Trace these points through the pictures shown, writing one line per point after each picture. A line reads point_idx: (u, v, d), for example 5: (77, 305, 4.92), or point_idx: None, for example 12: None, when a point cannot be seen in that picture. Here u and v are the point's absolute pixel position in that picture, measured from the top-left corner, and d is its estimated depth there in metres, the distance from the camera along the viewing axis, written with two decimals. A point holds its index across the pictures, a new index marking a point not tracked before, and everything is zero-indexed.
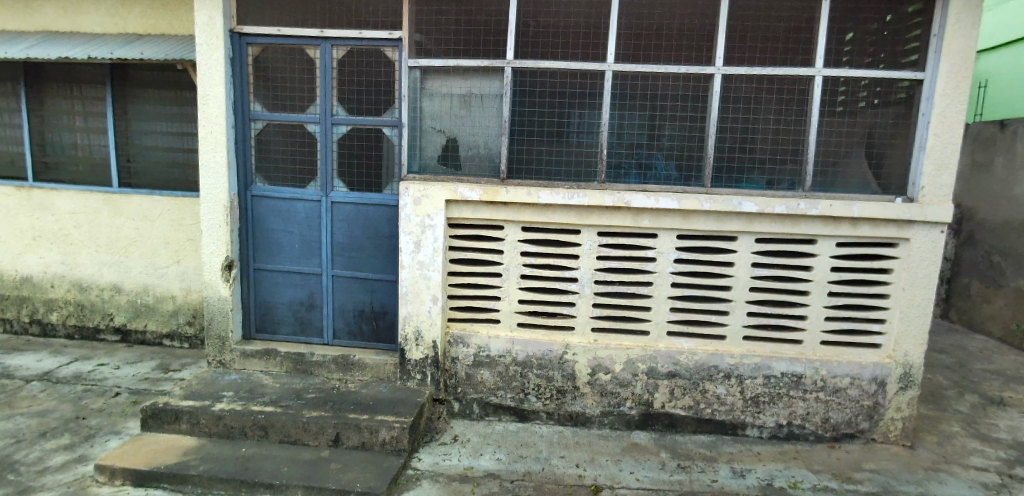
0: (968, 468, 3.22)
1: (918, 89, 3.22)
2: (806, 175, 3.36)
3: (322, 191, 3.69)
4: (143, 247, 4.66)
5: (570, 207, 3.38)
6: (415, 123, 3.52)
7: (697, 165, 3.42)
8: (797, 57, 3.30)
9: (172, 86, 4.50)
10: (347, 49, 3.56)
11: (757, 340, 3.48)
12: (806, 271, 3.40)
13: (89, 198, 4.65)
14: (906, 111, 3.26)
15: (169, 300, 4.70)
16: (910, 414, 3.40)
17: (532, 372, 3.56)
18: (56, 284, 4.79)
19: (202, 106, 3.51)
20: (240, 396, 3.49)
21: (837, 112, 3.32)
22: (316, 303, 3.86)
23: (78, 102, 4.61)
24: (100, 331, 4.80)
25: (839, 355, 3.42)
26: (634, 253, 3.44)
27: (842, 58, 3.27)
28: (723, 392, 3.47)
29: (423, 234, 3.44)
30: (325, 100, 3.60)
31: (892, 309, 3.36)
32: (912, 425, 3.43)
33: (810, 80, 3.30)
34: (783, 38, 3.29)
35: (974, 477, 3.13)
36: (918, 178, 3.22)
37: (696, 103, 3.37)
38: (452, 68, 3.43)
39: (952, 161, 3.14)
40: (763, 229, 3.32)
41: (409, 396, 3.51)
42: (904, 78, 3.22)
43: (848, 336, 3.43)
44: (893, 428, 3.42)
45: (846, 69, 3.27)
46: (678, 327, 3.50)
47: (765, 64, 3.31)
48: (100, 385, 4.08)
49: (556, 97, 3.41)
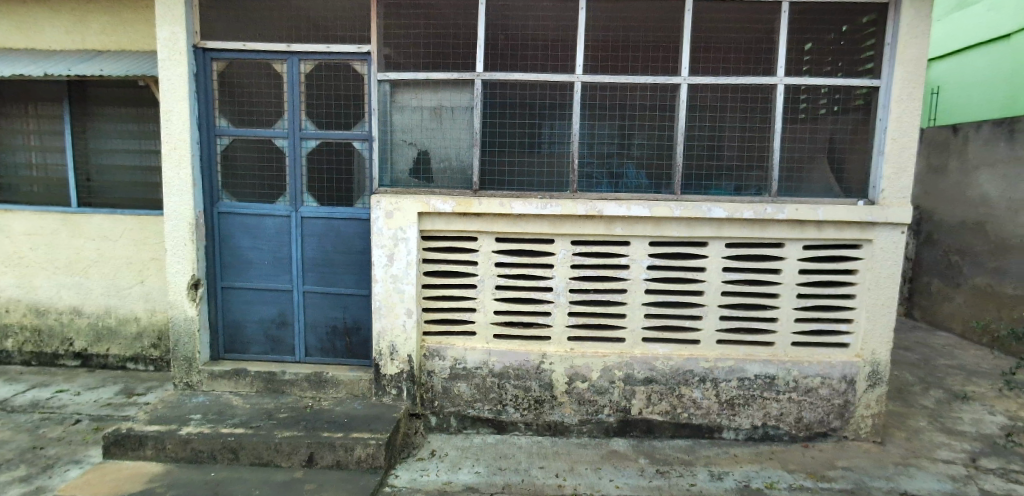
0: (935, 461, 3.30)
1: (874, 96, 3.34)
2: (772, 181, 3.45)
3: (292, 206, 3.63)
4: (105, 267, 4.50)
5: (543, 217, 3.39)
6: (386, 136, 3.50)
7: (667, 173, 3.47)
8: (759, 67, 3.40)
9: (133, 103, 4.38)
10: (315, 62, 3.52)
11: (730, 344, 3.53)
12: (775, 274, 3.47)
13: (46, 218, 4.48)
14: (864, 117, 3.38)
15: (133, 322, 4.55)
16: (879, 411, 3.48)
17: (510, 383, 3.54)
18: (11, 309, 4.59)
19: (165, 121, 3.43)
20: (209, 418, 3.38)
21: (798, 118, 3.42)
22: (287, 320, 3.77)
23: (33, 119, 4.46)
24: (60, 356, 4.61)
25: (810, 356, 3.49)
26: (607, 261, 3.46)
27: (801, 66, 3.38)
28: (698, 396, 3.50)
29: (396, 247, 3.40)
30: (293, 114, 3.56)
31: (858, 309, 3.44)
32: (881, 422, 3.51)
33: (772, 89, 3.39)
34: (745, 48, 3.39)
35: (941, 470, 3.21)
36: (877, 181, 3.33)
37: (663, 112, 3.43)
38: (422, 80, 3.43)
39: (908, 165, 3.26)
40: (732, 234, 3.39)
41: (385, 412, 3.45)
42: (861, 85, 3.34)
43: (817, 337, 3.50)
44: (864, 425, 3.49)
45: (805, 78, 3.37)
46: (653, 333, 3.52)
47: (730, 74, 3.39)
48: (60, 413, 3.90)
49: (526, 109, 3.43)
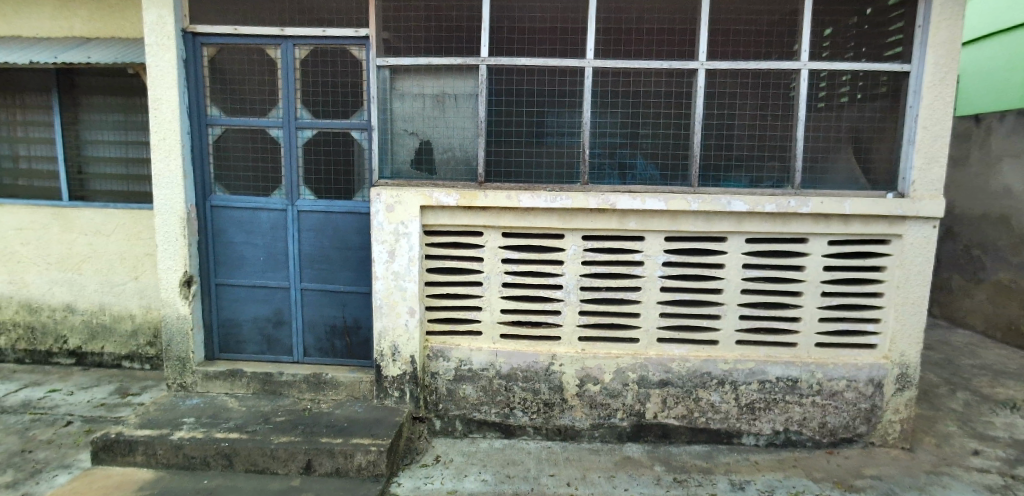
0: (968, 470, 3.11)
1: (904, 82, 3.12)
2: (795, 172, 3.24)
3: (288, 199, 3.46)
4: (98, 263, 4.35)
5: (552, 211, 3.21)
6: (385, 126, 3.31)
7: (683, 164, 3.27)
8: (781, 50, 3.18)
9: (123, 92, 4.21)
10: (310, 47, 3.33)
11: (750, 344, 3.34)
12: (798, 271, 3.27)
13: (36, 213, 4.33)
14: (893, 104, 3.16)
15: (128, 319, 4.40)
16: (908, 416, 3.28)
17: (518, 385, 3.36)
18: (3, 305, 4.44)
19: (153, 110, 3.25)
20: (203, 422, 3.22)
21: (823, 106, 3.21)
22: (284, 319, 3.61)
23: (22, 110, 4.29)
24: (54, 354, 4.46)
25: (834, 357, 3.30)
26: (620, 257, 3.28)
27: (824, 51, 3.16)
28: (717, 400, 3.31)
29: (397, 243, 3.23)
30: (288, 102, 3.37)
31: (886, 308, 3.25)
32: (909, 428, 3.32)
33: (796, 74, 3.18)
34: (766, 31, 3.18)
35: (975, 479, 3.02)
36: (908, 173, 3.12)
37: (679, 100, 3.23)
38: (422, 66, 3.24)
39: (941, 155, 3.04)
40: (753, 229, 3.19)
41: (387, 415, 3.28)
42: (890, 70, 3.12)
43: (842, 338, 3.30)
44: (891, 431, 3.30)
45: (830, 63, 3.15)
46: (669, 333, 3.34)
47: (751, 58, 3.18)
48: (51, 414, 3.76)
49: (533, 96, 3.24)
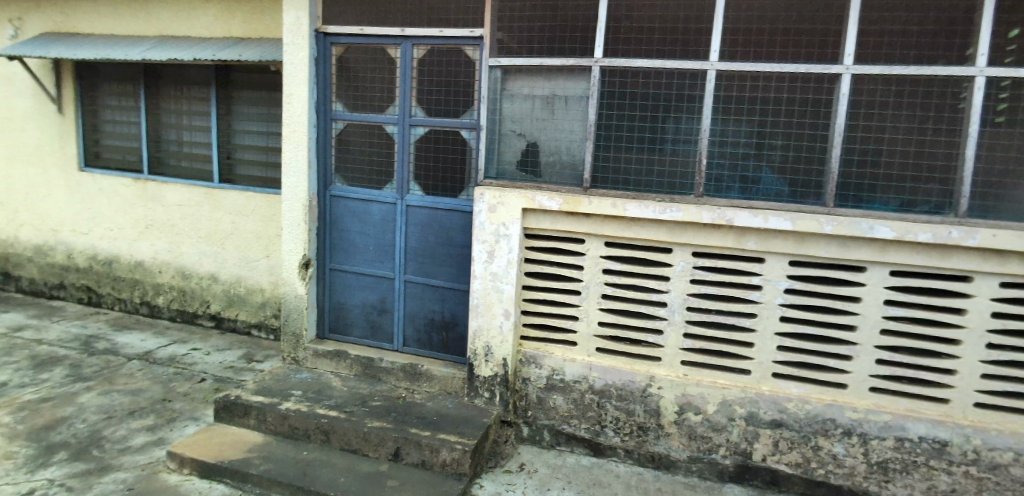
0: None
1: None
2: (960, 197, 2.67)
3: (399, 193, 3.58)
4: (238, 240, 4.83)
5: (661, 223, 3.00)
6: (494, 126, 3.30)
7: (816, 181, 2.88)
8: (950, 54, 2.63)
9: (267, 88, 4.62)
10: (428, 47, 3.41)
11: (887, 394, 2.88)
12: (957, 315, 2.75)
13: (194, 192, 4.92)
14: None
15: (258, 293, 4.85)
16: None
17: (611, 403, 3.20)
18: (164, 270, 5.10)
19: (287, 105, 3.54)
20: (308, 396, 3.43)
21: (1004, 121, 2.59)
22: (388, 308, 3.74)
23: (188, 101, 4.88)
24: (199, 316, 5.05)
25: (999, 423, 2.73)
26: (735, 279, 2.98)
27: (1005, 57, 2.55)
28: (840, 452, 2.90)
29: (497, 244, 3.20)
30: (405, 100, 3.48)
31: None
32: None
33: (968, 83, 2.61)
34: (933, 30, 2.63)
35: None
36: None
37: (816, 110, 2.85)
38: (534, 67, 3.17)
39: None
40: (898, 260, 2.74)
41: (476, 415, 3.28)
42: None
43: (1012, 401, 2.73)
44: None
45: (1015, 71, 2.53)
46: (787, 369, 2.98)
47: (910, 61, 2.68)
48: (190, 369, 4.24)
49: (648, 100, 3.04)
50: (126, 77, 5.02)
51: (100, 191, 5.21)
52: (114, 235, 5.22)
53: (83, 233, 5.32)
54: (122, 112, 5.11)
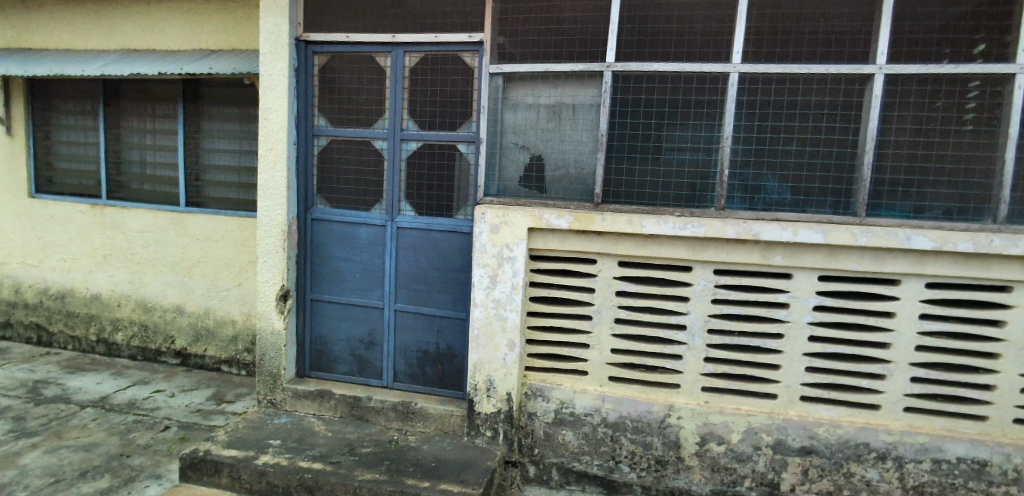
0: None
1: None
2: (1000, 203, 2.47)
3: (387, 214, 3.16)
4: (207, 268, 4.38)
5: (680, 239, 2.69)
6: (494, 139, 2.90)
7: (846, 189, 2.60)
8: (957, 52, 2.44)
9: (242, 102, 4.23)
10: (421, 54, 3.01)
11: (909, 413, 2.68)
12: (885, 318, 2.63)
13: (156, 217, 4.46)
14: None
15: (230, 324, 4.39)
16: None
17: (626, 437, 2.91)
18: (122, 303, 4.63)
19: (263, 120, 3.08)
20: (288, 447, 2.96)
21: (954, 118, 2.48)
22: (377, 341, 3.32)
23: (150, 118, 4.45)
24: (162, 353, 4.57)
25: (953, 429, 2.63)
26: (762, 297, 2.71)
27: (975, 50, 2.43)
28: (873, 478, 2.69)
29: (499, 268, 2.84)
30: (395, 112, 3.07)
31: None
32: None
33: (969, 81, 2.44)
34: (935, 39, 2.45)
35: None
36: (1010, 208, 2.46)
37: (844, 113, 2.56)
38: (539, 73, 2.79)
39: None
40: (936, 272, 2.51)
41: (478, 457, 2.92)
42: None
43: (956, 406, 2.63)
44: None
45: (982, 65, 2.41)
46: (815, 391, 2.75)
47: (945, 60, 2.45)
48: (152, 416, 3.69)
49: (667, 95, 2.68)
50: (81, 95, 4.58)
51: (53, 220, 4.74)
52: (67, 267, 4.74)
53: (33, 266, 4.83)
54: (79, 132, 4.66)
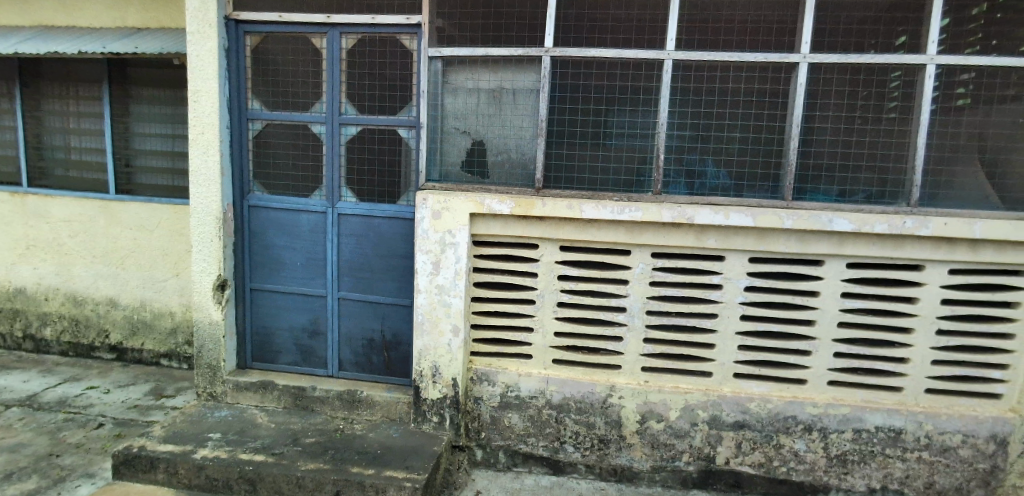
0: None
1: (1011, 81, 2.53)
2: (912, 186, 2.64)
3: (328, 201, 3.10)
4: (141, 258, 4.19)
5: (619, 223, 2.75)
6: (435, 124, 2.89)
7: (774, 174, 2.71)
8: (876, 42, 2.57)
9: (174, 85, 4.04)
10: (359, 36, 2.95)
11: (833, 387, 2.83)
12: (811, 297, 2.77)
13: (84, 205, 4.23)
14: None
15: (168, 317, 4.23)
16: (984, 474, 2.74)
17: (570, 418, 2.97)
18: (50, 297, 4.38)
19: (193, 104, 2.95)
20: (229, 440, 2.89)
21: (872, 104, 2.63)
22: (320, 330, 3.27)
23: (74, 101, 4.20)
24: (95, 348, 4.37)
25: (872, 400, 2.80)
26: (697, 279, 2.81)
27: (896, 40, 2.57)
28: (802, 449, 2.84)
29: (442, 254, 2.84)
30: (333, 96, 3.01)
31: (957, 355, 2.73)
32: (992, 482, 2.74)
33: (887, 71, 2.58)
34: (855, 30, 2.58)
35: None
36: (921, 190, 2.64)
37: (773, 100, 2.66)
38: (479, 57, 2.78)
39: None
40: (856, 253, 2.66)
41: (425, 443, 2.93)
42: (983, 65, 2.52)
43: (874, 378, 2.80)
44: (971, 485, 2.76)
45: (903, 56, 2.55)
46: (747, 368, 2.88)
47: (874, 51, 2.58)
48: (84, 414, 3.53)
49: (604, 81, 2.72)
50: None
51: None
52: None
53: None
54: None
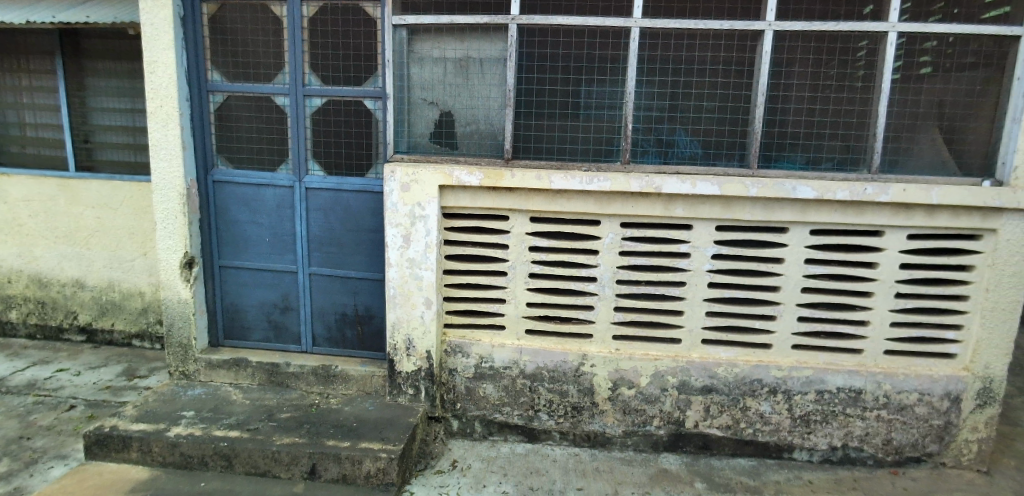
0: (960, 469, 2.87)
1: (971, 48, 2.57)
2: (873, 153, 2.69)
3: (295, 175, 3.05)
4: (105, 238, 4.09)
5: (588, 194, 2.76)
6: (402, 95, 2.84)
7: (741, 142, 2.74)
8: (841, 10, 2.58)
9: (131, 56, 3.90)
10: (320, 4, 2.87)
11: (797, 350, 2.92)
12: (776, 264, 2.83)
13: (43, 184, 4.09)
14: (984, 77, 2.60)
15: (137, 297, 4.16)
16: (938, 430, 2.87)
17: (543, 387, 3.02)
18: (13, 279, 4.27)
19: (149, 75, 2.86)
20: (202, 417, 2.88)
21: (836, 71, 2.65)
22: (292, 306, 3.25)
23: (26, 74, 4.03)
24: (64, 330, 4.29)
25: (834, 362, 2.89)
26: (665, 248, 2.84)
27: (865, 8, 2.58)
28: (767, 410, 2.93)
29: (412, 227, 2.82)
30: (296, 66, 2.93)
31: (914, 317, 2.83)
32: (946, 438, 2.87)
33: (852, 38, 2.60)
34: None
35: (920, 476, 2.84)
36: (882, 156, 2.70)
37: (739, 68, 2.67)
38: (444, 26, 2.73)
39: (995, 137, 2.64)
40: (819, 219, 2.71)
41: (400, 415, 2.96)
42: (944, 33, 2.55)
43: (836, 341, 2.89)
44: (926, 441, 2.88)
45: (867, 23, 2.57)
46: (715, 334, 2.94)
47: (842, 19, 2.59)
48: (54, 396, 3.48)
49: (572, 50, 2.70)
50: None
51: None
52: None
53: None
54: None
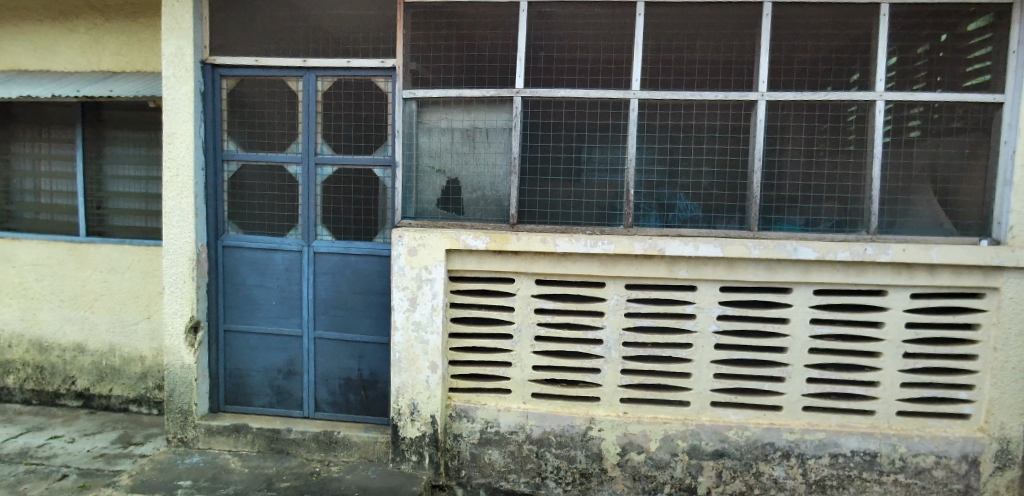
0: None
1: (956, 115, 2.68)
2: (870, 215, 2.75)
3: (304, 239, 3.11)
4: (110, 301, 4.11)
5: (592, 256, 2.80)
6: (410, 162, 2.94)
7: (740, 205, 2.81)
8: (828, 81, 2.72)
9: (147, 125, 4.05)
10: (334, 79, 3.02)
11: (807, 412, 2.88)
12: (782, 324, 2.83)
13: (52, 248, 4.15)
14: (972, 142, 2.70)
15: (138, 361, 4.13)
16: (958, 495, 2.78)
17: (550, 452, 2.95)
18: (14, 344, 4.25)
19: (167, 146, 2.96)
20: (200, 487, 2.80)
21: (828, 137, 2.75)
22: (296, 370, 3.23)
23: (45, 143, 4.17)
24: (61, 396, 4.22)
25: (846, 424, 2.84)
26: (670, 309, 2.86)
27: (851, 78, 2.71)
28: (781, 476, 2.85)
29: (419, 290, 2.85)
30: (308, 136, 3.05)
31: (924, 377, 2.80)
32: None
33: (842, 106, 2.72)
34: (809, 69, 2.72)
35: None
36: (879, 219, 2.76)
37: (735, 135, 2.78)
38: (452, 98, 2.86)
39: (987, 198, 2.71)
40: (822, 279, 2.74)
41: (404, 483, 2.87)
42: (928, 100, 2.68)
43: (847, 402, 2.85)
44: None
45: (854, 92, 2.70)
46: (723, 396, 2.91)
47: (830, 88, 2.72)
48: (47, 465, 3.39)
49: (574, 119, 2.82)
50: None
51: None
52: None
53: None
54: None
